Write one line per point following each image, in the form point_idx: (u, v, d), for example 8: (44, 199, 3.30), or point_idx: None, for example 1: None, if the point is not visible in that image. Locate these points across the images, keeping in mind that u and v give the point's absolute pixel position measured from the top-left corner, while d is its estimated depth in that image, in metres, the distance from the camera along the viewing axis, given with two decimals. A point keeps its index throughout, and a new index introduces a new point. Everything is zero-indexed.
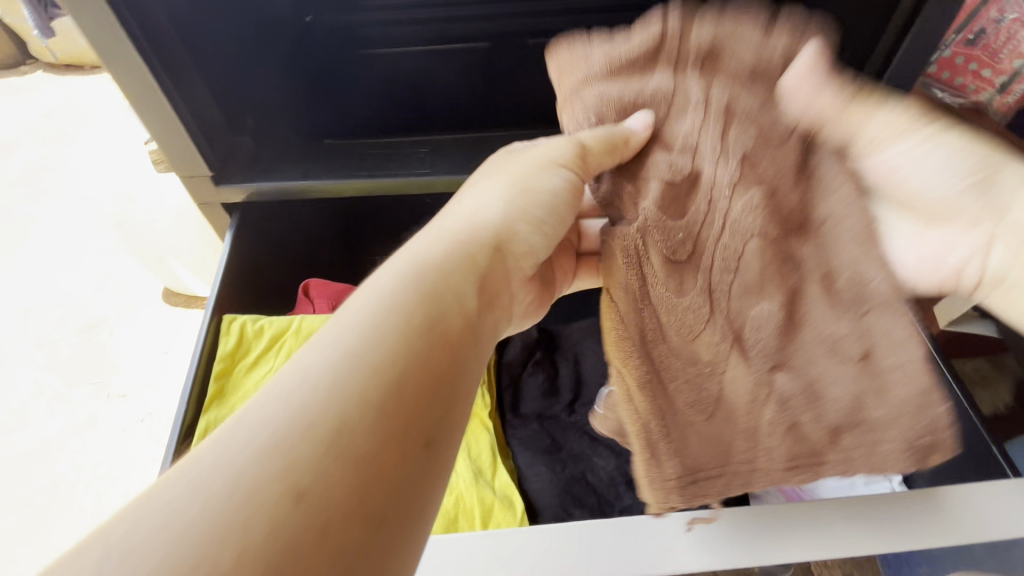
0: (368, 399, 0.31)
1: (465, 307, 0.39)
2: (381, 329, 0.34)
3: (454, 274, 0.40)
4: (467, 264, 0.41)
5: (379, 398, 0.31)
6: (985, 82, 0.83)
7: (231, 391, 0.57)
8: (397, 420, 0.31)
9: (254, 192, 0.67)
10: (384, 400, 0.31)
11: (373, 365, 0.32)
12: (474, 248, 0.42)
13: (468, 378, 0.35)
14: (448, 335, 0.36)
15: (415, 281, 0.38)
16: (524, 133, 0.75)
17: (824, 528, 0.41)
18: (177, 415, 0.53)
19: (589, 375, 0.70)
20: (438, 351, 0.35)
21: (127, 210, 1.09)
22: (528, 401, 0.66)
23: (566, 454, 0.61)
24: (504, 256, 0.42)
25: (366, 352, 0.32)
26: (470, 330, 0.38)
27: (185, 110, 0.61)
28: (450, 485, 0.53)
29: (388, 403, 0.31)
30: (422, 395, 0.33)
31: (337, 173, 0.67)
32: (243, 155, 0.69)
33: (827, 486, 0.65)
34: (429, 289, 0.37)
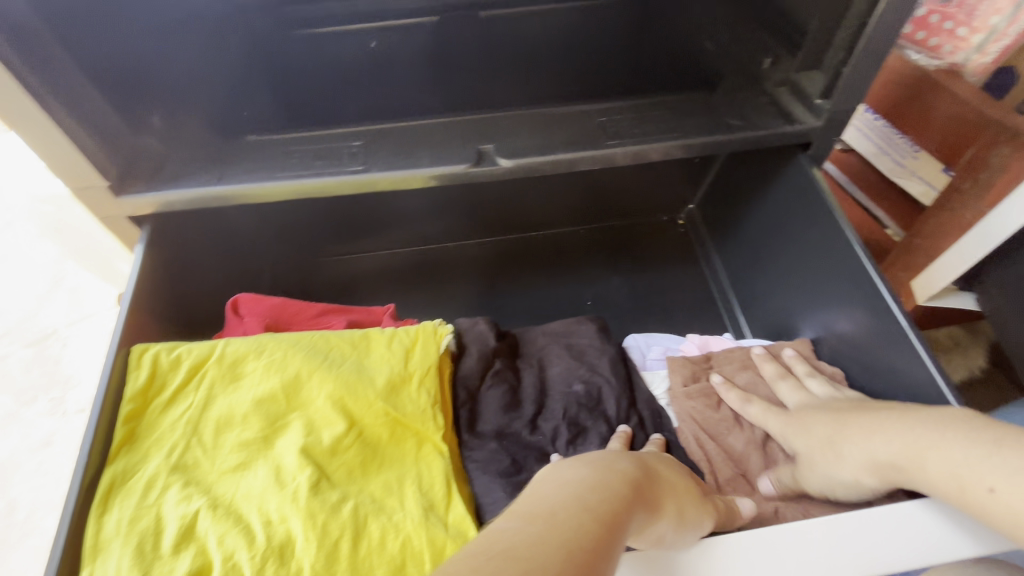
0: (569, 517, 0.32)
1: (618, 484, 0.37)
2: (558, 497, 0.34)
3: (612, 474, 0.38)
4: (619, 468, 0.40)
5: (586, 512, 0.33)
6: (960, 41, 0.84)
7: (144, 434, 0.50)
8: (591, 519, 0.33)
9: (163, 205, 0.58)
10: (575, 517, 0.32)
11: (550, 512, 0.32)
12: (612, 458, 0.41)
13: (621, 484, 0.37)
14: (623, 500, 0.36)
15: (570, 472, 0.37)
16: (470, 118, 0.68)
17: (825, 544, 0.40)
18: (74, 470, 0.46)
19: (554, 382, 0.65)
20: (607, 495, 0.35)
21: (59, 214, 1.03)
22: (487, 417, 0.60)
23: (527, 476, 0.56)
24: (636, 472, 0.40)
25: (545, 511, 0.33)
26: (628, 498, 0.36)
27: (63, 112, 0.52)
28: (395, 527, 0.47)
29: (579, 515, 0.32)
30: (603, 511, 0.34)
31: (258, 176, 0.60)
32: (147, 159, 0.61)
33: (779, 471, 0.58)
34: (596, 478, 0.37)
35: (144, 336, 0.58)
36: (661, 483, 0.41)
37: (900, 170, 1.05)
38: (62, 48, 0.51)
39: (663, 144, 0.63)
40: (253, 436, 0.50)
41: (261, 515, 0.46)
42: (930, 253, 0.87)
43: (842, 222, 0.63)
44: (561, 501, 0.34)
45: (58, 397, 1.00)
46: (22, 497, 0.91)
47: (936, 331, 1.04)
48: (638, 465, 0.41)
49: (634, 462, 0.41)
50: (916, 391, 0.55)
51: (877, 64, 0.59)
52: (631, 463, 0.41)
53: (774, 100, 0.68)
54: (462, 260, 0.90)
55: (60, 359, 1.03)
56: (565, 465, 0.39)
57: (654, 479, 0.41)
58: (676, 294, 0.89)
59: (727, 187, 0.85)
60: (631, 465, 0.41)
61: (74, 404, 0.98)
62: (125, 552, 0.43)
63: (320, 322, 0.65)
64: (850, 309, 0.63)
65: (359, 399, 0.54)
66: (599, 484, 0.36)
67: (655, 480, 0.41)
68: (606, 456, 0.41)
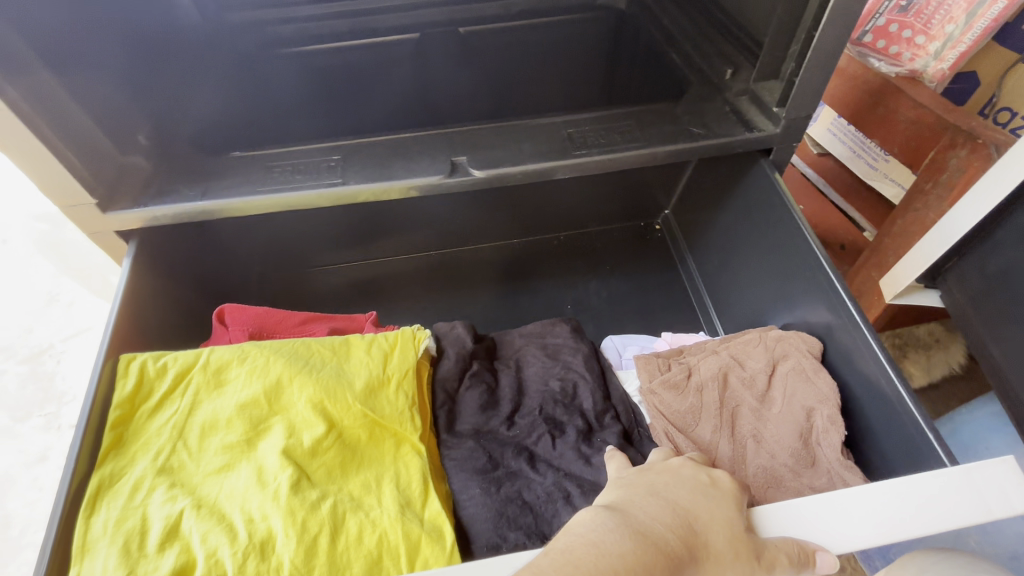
0: (617, 552, 0.37)
1: (668, 524, 0.41)
2: (605, 529, 0.39)
3: (665, 512, 0.42)
4: (677, 506, 0.43)
5: (634, 554, 0.37)
6: (919, 49, 0.87)
7: (131, 439, 0.52)
8: (641, 561, 0.37)
9: (152, 220, 0.61)
10: (622, 555, 0.37)
11: (595, 540, 0.37)
12: (675, 494, 0.44)
13: (672, 525, 0.41)
14: (672, 540, 0.39)
15: (626, 510, 0.42)
16: (446, 131, 0.71)
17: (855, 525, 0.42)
18: (62, 474, 0.48)
19: (530, 382, 0.67)
20: (655, 537, 0.39)
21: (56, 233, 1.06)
22: (464, 416, 0.63)
23: (502, 472, 0.58)
24: (701, 507, 0.43)
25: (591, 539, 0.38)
26: (679, 538, 0.40)
27: (56, 134, 0.54)
28: (373, 523, 0.50)
29: (625, 548, 0.37)
30: (650, 549, 0.38)
31: (240, 191, 0.62)
32: (135, 178, 0.63)
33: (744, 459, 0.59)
34: (648, 518, 0.41)
35: (132, 348, 0.60)
36: (736, 511, 0.43)
37: (871, 172, 1.08)
38: (53, 76, 0.54)
39: (629, 154, 0.66)
40: (236, 438, 0.52)
41: (243, 514, 0.48)
42: (897, 253, 0.90)
43: (801, 223, 0.66)
44: (618, 537, 0.38)
45: (49, 413, 1.01)
46: (17, 513, 0.92)
47: (912, 327, 1.08)
48: (705, 499, 0.44)
49: (703, 497, 0.44)
50: (871, 380, 0.58)
51: (829, 72, 0.62)
52: (696, 502, 0.43)
53: (735, 108, 0.70)
54: (444, 268, 0.93)
55: (53, 375, 1.05)
56: (624, 503, 0.43)
57: (724, 508, 0.43)
58: (653, 296, 0.91)
59: (698, 192, 0.88)
60: (699, 501, 0.44)
61: (65, 420, 1.00)
62: (112, 552, 0.45)
63: (303, 330, 0.67)
64: (812, 305, 0.66)
65: (338, 402, 0.56)
66: (656, 525, 0.40)
67: (726, 510, 0.43)
68: (666, 493, 0.44)
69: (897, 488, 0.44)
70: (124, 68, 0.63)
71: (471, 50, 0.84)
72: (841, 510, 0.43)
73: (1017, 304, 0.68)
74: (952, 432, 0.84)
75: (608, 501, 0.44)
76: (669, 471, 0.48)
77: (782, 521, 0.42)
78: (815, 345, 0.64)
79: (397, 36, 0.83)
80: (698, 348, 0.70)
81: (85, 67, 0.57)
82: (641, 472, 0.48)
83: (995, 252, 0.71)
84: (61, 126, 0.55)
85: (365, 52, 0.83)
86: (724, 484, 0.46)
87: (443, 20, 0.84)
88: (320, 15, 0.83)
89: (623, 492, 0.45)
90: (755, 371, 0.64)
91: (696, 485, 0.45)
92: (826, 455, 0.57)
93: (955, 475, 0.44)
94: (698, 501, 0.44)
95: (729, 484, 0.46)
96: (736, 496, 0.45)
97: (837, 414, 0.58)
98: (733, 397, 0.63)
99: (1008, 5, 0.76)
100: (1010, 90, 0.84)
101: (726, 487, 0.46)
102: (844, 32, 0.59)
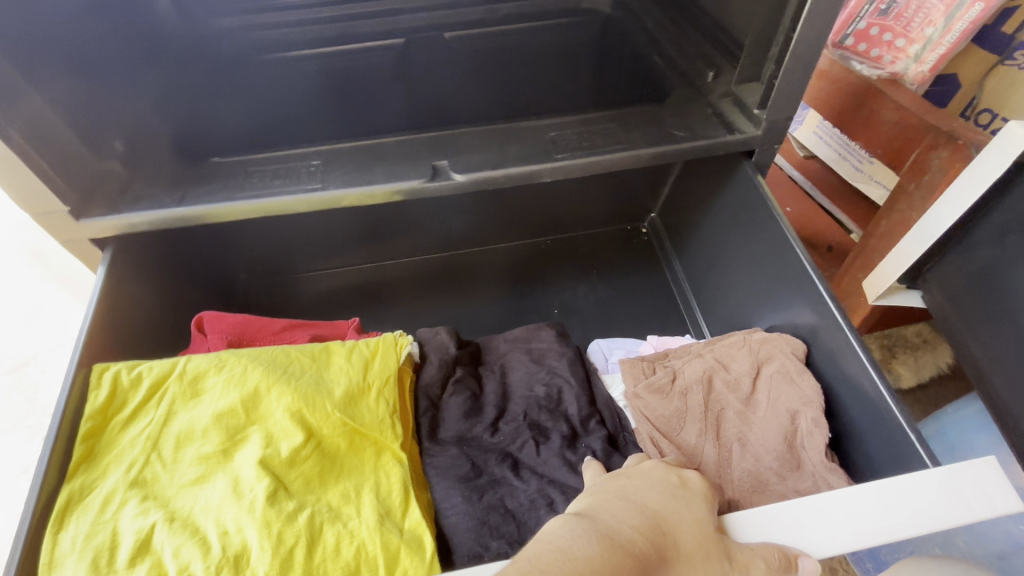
0: (585, 556, 0.36)
1: (638, 527, 0.40)
2: (572, 533, 0.38)
3: (635, 515, 0.41)
4: (646, 509, 0.42)
5: (602, 557, 0.36)
6: (899, 52, 0.88)
7: (103, 451, 0.50)
8: (611, 565, 0.36)
9: (128, 227, 0.60)
10: (590, 558, 0.36)
11: (563, 545, 0.37)
12: (645, 496, 0.44)
13: (643, 529, 0.40)
14: (641, 544, 0.39)
15: (595, 514, 0.41)
16: (428, 135, 0.70)
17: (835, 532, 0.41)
18: (30, 489, 0.46)
19: (515, 388, 0.66)
20: (624, 539, 0.38)
21: (37, 242, 1.04)
22: (448, 423, 0.62)
23: (485, 479, 0.57)
24: (670, 509, 0.42)
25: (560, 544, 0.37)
26: (649, 541, 0.39)
27: (28, 141, 0.53)
28: (351, 533, 0.49)
29: (592, 553, 0.36)
30: (619, 553, 0.37)
31: (218, 196, 0.61)
32: (112, 184, 0.62)
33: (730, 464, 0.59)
34: (617, 521, 0.40)
35: (107, 358, 0.59)
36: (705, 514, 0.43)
37: (856, 174, 1.09)
38: (23, 80, 0.53)
39: (613, 156, 0.66)
40: (211, 449, 0.51)
41: (217, 527, 0.47)
42: (881, 254, 0.91)
43: (784, 225, 0.66)
44: (586, 541, 0.37)
45: (30, 427, 0.99)
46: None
47: (899, 328, 1.08)
48: (674, 502, 0.43)
49: (673, 499, 0.44)
50: (854, 382, 0.58)
51: (808, 73, 0.62)
52: (666, 504, 0.43)
53: (717, 110, 0.70)
54: (430, 273, 0.92)
55: (35, 388, 1.03)
56: (594, 508, 0.42)
57: (694, 510, 0.43)
58: (640, 300, 0.91)
59: (684, 195, 0.88)
60: (670, 504, 0.43)
61: (46, 434, 0.98)
62: (80, 568, 0.43)
63: (284, 337, 0.66)
64: (797, 308, 0.66)
65: (317, 410, 0.55)
66: (626, 528, 0.40)
67: (696, 513, 0.43)
68: (635, 495, 0.44)
69: (877, 493, 0.43)
70: (99, 74, 0.62)
71: (455, 55, 0.84)
72: (816, 515, 0.42)
73: (999, 303, 0.68)
74: (939, 432, 0.84)
75: (579, 508, 0.43)
76: (639, 473, 0.47)
77: (756, 528, 0.42)
78: (798, 346, 0.63)
79: (379, 41, 0.83)
80: (682, 351, 0.69)
81: (57, 73, 0.56)
82: (611, 477, 0.47)
83: (976, 252, 0.71)
84: (32, 132, 0.54)
85: (348, 57, 0.83)
86: (694, 486, 0.46)
87: (427, 25, 0.84)
88: (302, 20, 0.82)
89: (594, 497, 0.44)
90: (739, 375, 0.64)
91: (667, 488, 0.45)
92: (811, 458, 0.57)
93: (934, 477, 0.44)
94: (668, 503, 0.43)
95: (699, 484, 0.46)
96: (706, 498, 0.45)
97: (822, 416, 0.58)
98: (717, 401, 0.63)
99: (986, 8, 0.77)
100: (991, 92, 0.85)
101: (697, 488, 0.45)
102: (824, 33, 0.59)
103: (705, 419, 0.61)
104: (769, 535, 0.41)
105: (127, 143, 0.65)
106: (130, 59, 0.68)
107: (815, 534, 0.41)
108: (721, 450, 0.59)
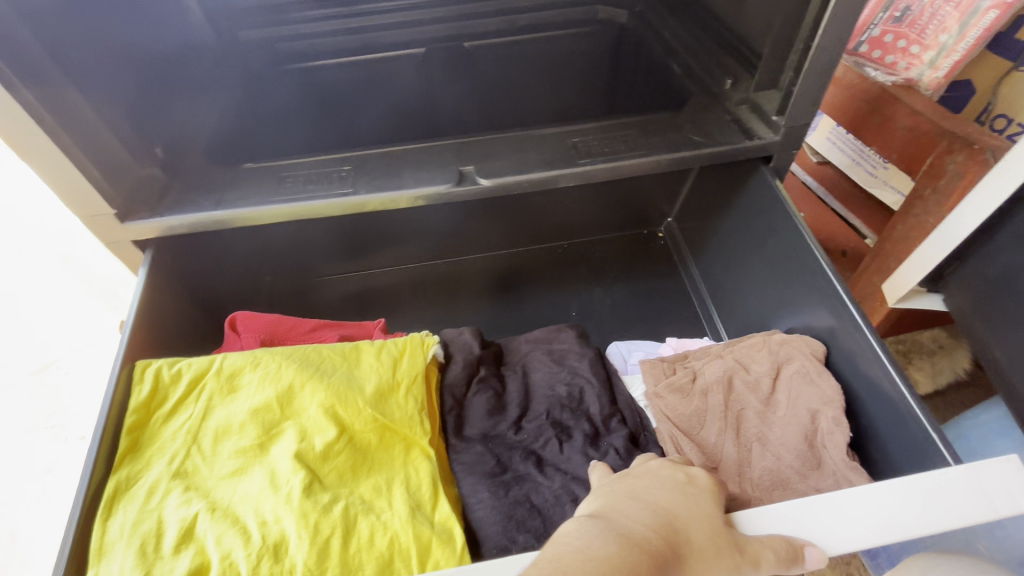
0: (603, 553, 0.37)
1: (651, 524, 0.41)
2: (591, 532, 0.39)
3: (650, 514, 0.42)
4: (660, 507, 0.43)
5: (620, 552, 0.37)
6: (914, 58, 0.89)
7: (147, 443, 0.53)
8: (630, 561, 0.37)
9: (167, 229, 0.63)
10: (608, 553, 0.37)
11: (581, 543, 0.38)
12: (657, 494, 0.45)
13: (657, 526, 0.41)
14: (656, 540, 0.40)
15: (611, 514, 0.42)
16: (452, 141, 0.72)
17: (859, 529, 0.42)
18: (80, 478, 0.49)
19: (537, 388, 0.68)
20: (638, 537, 0.39)
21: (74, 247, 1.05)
22: (473, 421, 0.63)
23: (511, 475, 0.59)
24: (681, 506, 0.44)
25: (579, 541, 0.38)
26: (664, 538, 0.40)
27: (78, 147, 0.56)
28: (384, 525, 0.50)
29: (611, 550, 0.37)
30: (635, 548, 0.38)
31: (253, 201, 0.64)
32: (151, 189, 0.65)
33: (751, 463, 0.60)
34: (632, 520, 0.41)
35: (147, 355, 0.61)
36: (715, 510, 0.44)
37: (871, 180, 1.10)
38: (74, 90, 0.55)
39: (634, 161, 0.67)
40: (249, 443, 0.53)
41: (256, 517, 0.49)
42: (898, 258, 0.91)
43: (803, 229, 0.67)
44: (602, 538, 0.38)
45: (60, 425, 1.02)
46: (23, 524, 0.92)
47: (915, 333, 1.08)
48: (685, 499, 0.45)
49: (683, 496, 0.45)
50: (874, 382, 0.59)
51: (826, 81, 0.64)
52: (676, 500, 0.44)
53: (736, 117, 0.72)
54: (451, 276, 0.94)
55: (64, 387, 1.06)
56: (609, 508, 0.44)
57: (704, 506, 0.44)
58: (657, 303, 0.93)
59: (701, 200, 0.89)
60: (681, 502, 0.44)
61: (75, 431, 1.01)
62: (128, 553, 0.45)
63: (314, 336, 0.68)
64: (815, 310, 0.67)
65: (349, 406, 0.57)
66: (640, 525, 0.41)
67: (707, 509, 0.44)
68: (648, 494, 0.45)
69: (898, 490, 0.44)
70: (139, 83, 0.65)
71: (475, 64, 0.86)
72: (828, 518, 0.43)
73: (1018, 308, 0.69)
74: (958, 437, 0.85)
75: (592, 509, 0.44)
76: (647, 473, 0.49)
77: (768, 523, 0.43)
78: (817, 348, 0.64)
79: (404, 50, 0.85)
80: (702, 352, 0.71)
81: (103, 83, 0.59)
82: (620, 478, 0.48)
83: (993, 256, 0.72)
84: (82, 138, 0.57)
85: (373, 66, 0.85)
86: (700, 484, 0.47)
87: (450, 35, 0.87)
88: (328, 30, 0.85)
89: (606, 498, 0.45)
90: (760, 376, 0.65)
91: (678, 486, 0.46)
92: (832, 457, 0.57)
93: (955, 475, 0.45)
94: (678, 500, 0.45)
95: (705, 483, 0.48)
96: (714, 494, 0.46)
97: (842, 416, 0.59)
98: (738, 402, 0.64)
99: (999, 16, 0.78)
100: (1007, 99, 0.85)
101: (704, 486, 0.47)
102: (843, 41, 0.60)
103: (726, 420, 0.62)
104: (777, 528, 0.42)
105: (168, 152, 0.68)
106: (168, 68, 0.71)
107: (840, 531, 0.42)
108: (742, 449, 0.60)
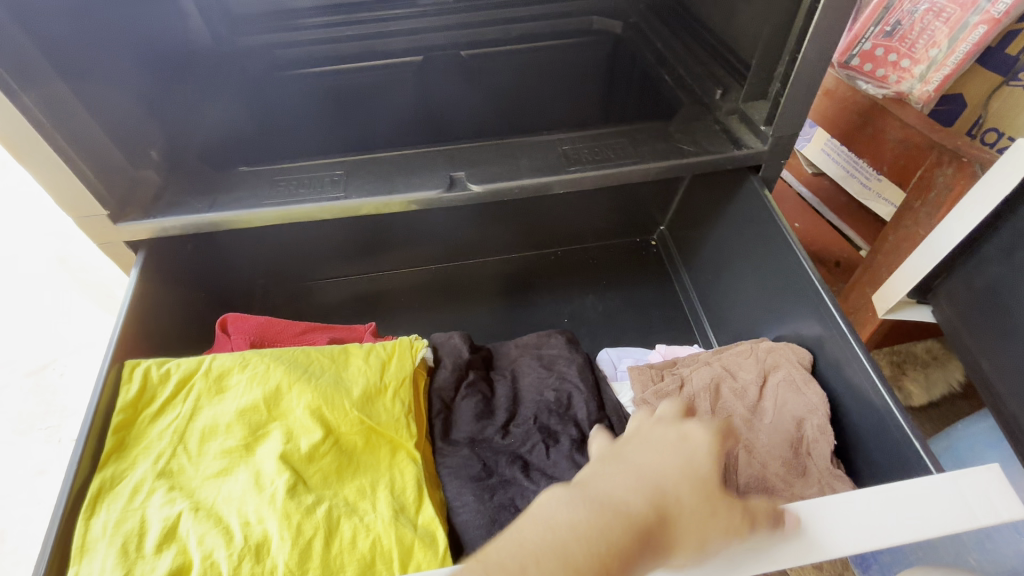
0: (574, 531, 0.36)
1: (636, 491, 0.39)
2: (564, 507, 0.38)
3: (635, 481, 0.40)
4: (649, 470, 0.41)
5: (593, 530, 0.36)
6: (904, 72, 0.90)
7: (133, 443, 0.53)
8: (603, 540, 0.36)
9: (160, 231, 0.63)
10: (580, 533, 0.36)
11: (552, 521, 0.37)
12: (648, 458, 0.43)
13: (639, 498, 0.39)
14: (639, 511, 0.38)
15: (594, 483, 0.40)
16: (445, 147, 0.73)
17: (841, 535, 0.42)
18: (65, 475, 0.49)
19: (525, 392, 0.68)
20: (618, 509, 0.38)
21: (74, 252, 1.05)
22: (460, 425, 0.63)
23: (496, 480, 0.59)
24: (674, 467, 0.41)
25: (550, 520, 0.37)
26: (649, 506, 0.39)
27: (74, 149, 0.57)
28: (367, 527, 0.50)
29: (581, 529, 0.36)
30: (611, 525, 0.37)
31: (245, 203, 0.65)
32: (146, 191, 0.65)
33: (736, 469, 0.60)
34: (616, 489, 0.40)
35: (137, 355, 0.62)
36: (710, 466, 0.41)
37: (864, 191, 1.11)
38: (72, 94, 0.56)
39: (624, 169, 0.68)
40: (235, 443, 0.54)
41: (239, 517, 0.49)
42: (889, 268, 0.92)
43: (791, 238, 0.68)
44: (575, 513, 0.37)
45: (51, 427, 1.02)
46: (12, 526, 0.92)
47: (908, 343, 1.08)
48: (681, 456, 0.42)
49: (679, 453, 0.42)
50: (858, 391, 0.59)
51: (813, 92, 0.65)
52: (671, 458, 0.42)
53: (725, 127, 0.72)
54: (443, 281, 0.95)
55: (56, 389, 1.06)
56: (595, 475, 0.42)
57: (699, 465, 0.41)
58: (649, 311, 0.93)
59: (692, 209, 0.90)
60: (675, 462, 0.42)
61: (66, 433, 1.01)
62: (110, 552, 0.45)
63: (304, 339, 0.69)
64: (802, 319, 0.67)
65: (336, 408, 0.57)
66: (622, 493, 0.39)
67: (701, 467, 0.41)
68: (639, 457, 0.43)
69: (883, 498, 0.44)
70: (136, 87, 0.66)
71: (471, 71, 0.88)
72: (826, 519, 0.43)
73: (1006, 319, 0.69)
74: (949, 448, 0.85)
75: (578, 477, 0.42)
76: (639, 434, 0.45)
77: None
78: (804, 356, 0.65)
79: (400, 58, 0.87)
80: (690, 358, 0.71)
81: (100, 87, 0.60)
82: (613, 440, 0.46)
83: (981, 268, 0.72)
84: (78, 140, 0.57)
85: (369, 73, 0.87)
86: (698, 437, 0.44)
87: (446, 44, 0.88)
88: (325, 38, 0.86)
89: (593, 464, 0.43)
90: (747, 383, 0.65)
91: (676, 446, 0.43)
92: (817, 465, 0.57)
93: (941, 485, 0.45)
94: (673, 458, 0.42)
95: (701, 435, 0.44)
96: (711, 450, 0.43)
97: (827, 424, 0.59)
98: (725, 408, 0.64)
99: (988, 31, 0.79)
100: (996, 112, 0.86)
101: (700, 441, 0.44)
102: (829, 53, 0.61)
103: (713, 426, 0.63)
104: None
105: (164, 154, 0.69)
106: (165, 73, 0.71)
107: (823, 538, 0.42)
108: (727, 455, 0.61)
